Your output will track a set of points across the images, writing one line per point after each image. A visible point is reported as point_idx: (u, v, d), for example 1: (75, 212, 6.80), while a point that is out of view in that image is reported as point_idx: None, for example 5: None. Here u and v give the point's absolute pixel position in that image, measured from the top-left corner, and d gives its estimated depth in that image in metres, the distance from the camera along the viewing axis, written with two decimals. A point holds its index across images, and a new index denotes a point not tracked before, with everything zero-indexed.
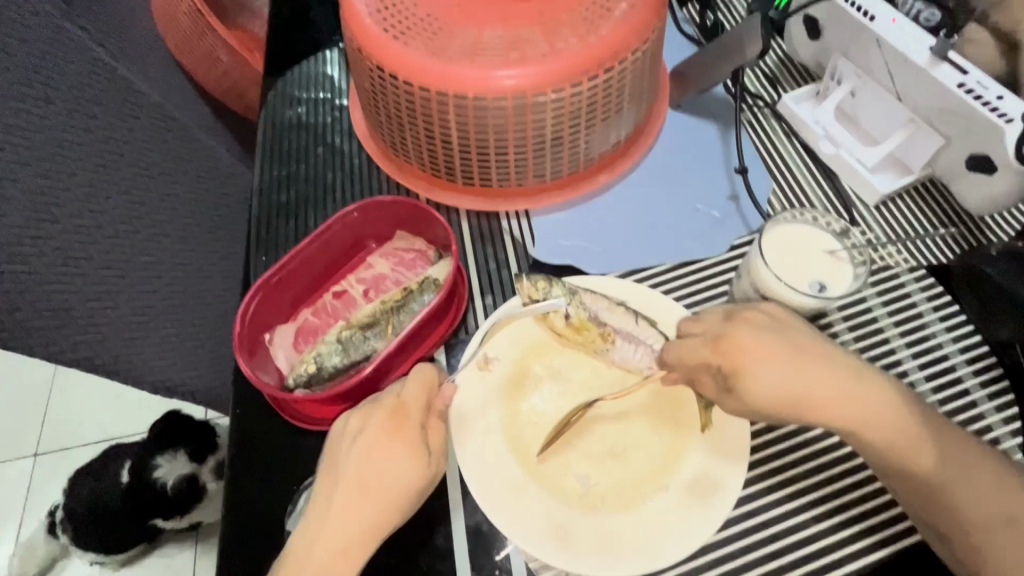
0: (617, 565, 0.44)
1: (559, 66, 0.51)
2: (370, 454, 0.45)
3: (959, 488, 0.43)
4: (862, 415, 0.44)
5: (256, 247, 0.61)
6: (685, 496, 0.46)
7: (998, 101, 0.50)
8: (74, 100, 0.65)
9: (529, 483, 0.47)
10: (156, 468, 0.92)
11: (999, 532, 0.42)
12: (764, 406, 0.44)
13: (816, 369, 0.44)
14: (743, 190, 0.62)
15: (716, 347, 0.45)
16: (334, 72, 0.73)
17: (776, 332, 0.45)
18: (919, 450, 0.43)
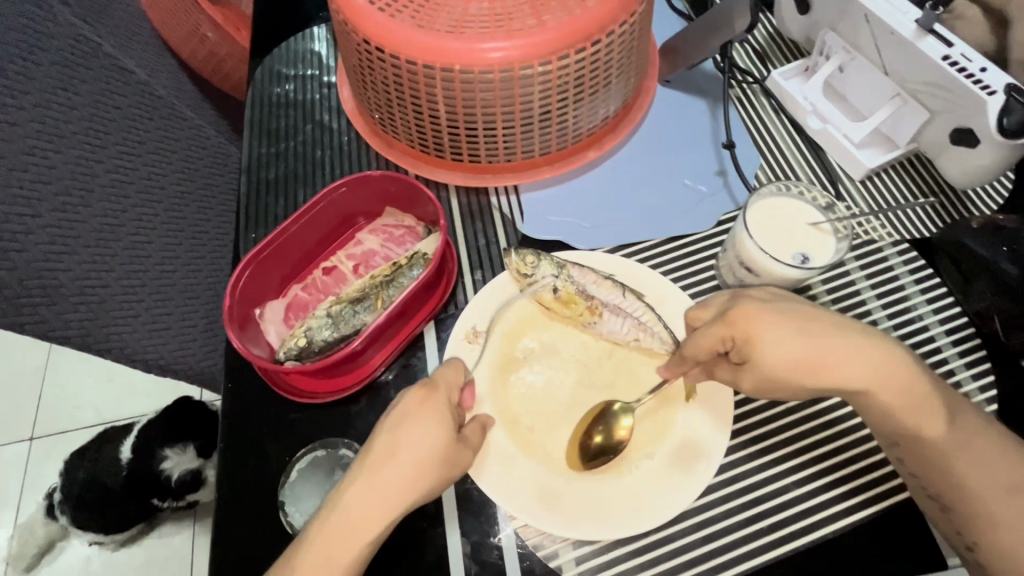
0: (610, 526, 0.46)
1: (546, 38, 0.50)
2: (397, 425, 0.43)
3: (967, 458, 0.43)
4: (880, 383, 0.44)
5: (246, 225, 0.61)
6: (675, 460, 0.48)
7: (981, 73, 0.51)
8: (58, 76, 0.64)
9: (520, 456, 0.48)
10: (163, 459, 0.93)
11: (1004, 502, 0.42)
12: (777, 377, 0.44)
13: (831, 339, 0.44)
14: (731, 165, 0.63)
15: (726, 321, 0.45)
16: (321, 48, 0.72)
17: (786, 304, 0.45)
18: (933, 421, 0.44)
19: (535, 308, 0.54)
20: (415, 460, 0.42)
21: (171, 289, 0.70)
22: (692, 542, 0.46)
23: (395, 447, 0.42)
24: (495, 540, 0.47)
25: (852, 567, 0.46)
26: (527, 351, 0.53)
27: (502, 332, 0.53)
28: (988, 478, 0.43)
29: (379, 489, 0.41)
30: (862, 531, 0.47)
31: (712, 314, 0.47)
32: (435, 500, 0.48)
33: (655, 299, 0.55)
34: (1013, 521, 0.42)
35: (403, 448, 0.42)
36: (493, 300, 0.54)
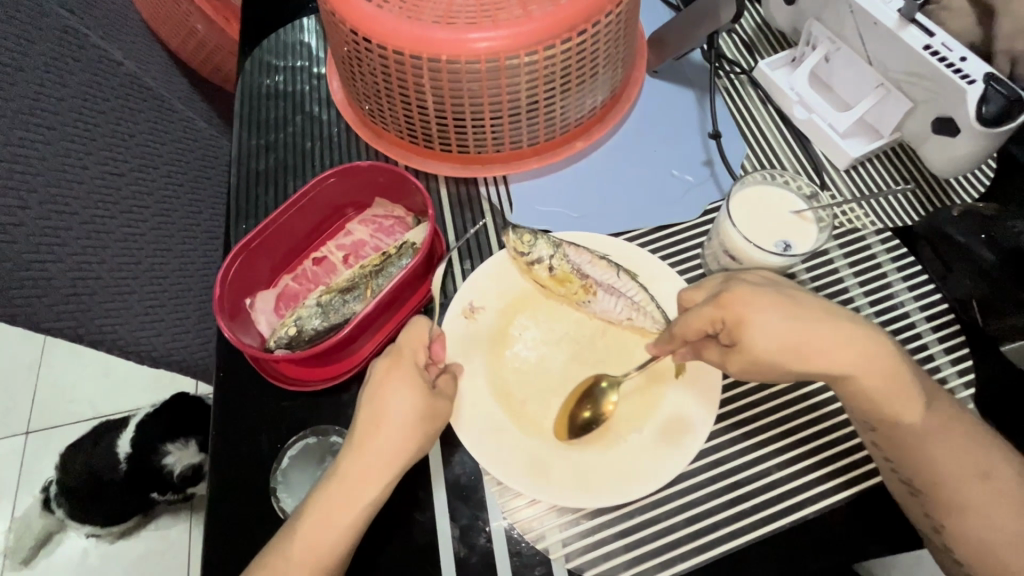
0: (596, 496, 0.46)
1: (532, 29, 0.51)
2: (374, 393, 0.45)
3: (938, 444, 0.45)
4: (863, 369, 0.44)
5: (236, 216, 0.62)
6: (663, 437, 0.49)
7: (961, 63, 0.52)
8: (46, 68, 0.64)
9: (508, 424, 0.49)
10: (167, 455, 0.94)
11: (968, 487, 0.44)
12: (764, 361, 0.45)
13: (818, 322, 0.45)
14: (717, 155, 0.63)
15: (718, 302, 0.46)
16: (311, 39, 0.72)
17: (775, 289, 0.47)
18: (909, 404, 0.45)
19: (529, 287, 0.55)
20: (396, 422, 0.44)
21: (162, 281, 0.70)
22: (676, 524, 0.47)
23: (376, 414, 0.45)
24: (483, 524, 0.48)
25: (832, 547, 0.47)
26: (519, 327, 0.54)
27: (497, 308, 0.54)
28: (955, 465, 0.44)
29: (368, 455, 0.44)
30: (843, 512, 0.48)
31: (705, 296, 0.49)
32: (425, 485, 0.49)
33: (649, 278, 0.55)
34: (975, 506, 0.44)
35: (382, 413, 0.44)
36: (489, 277, 0.55)
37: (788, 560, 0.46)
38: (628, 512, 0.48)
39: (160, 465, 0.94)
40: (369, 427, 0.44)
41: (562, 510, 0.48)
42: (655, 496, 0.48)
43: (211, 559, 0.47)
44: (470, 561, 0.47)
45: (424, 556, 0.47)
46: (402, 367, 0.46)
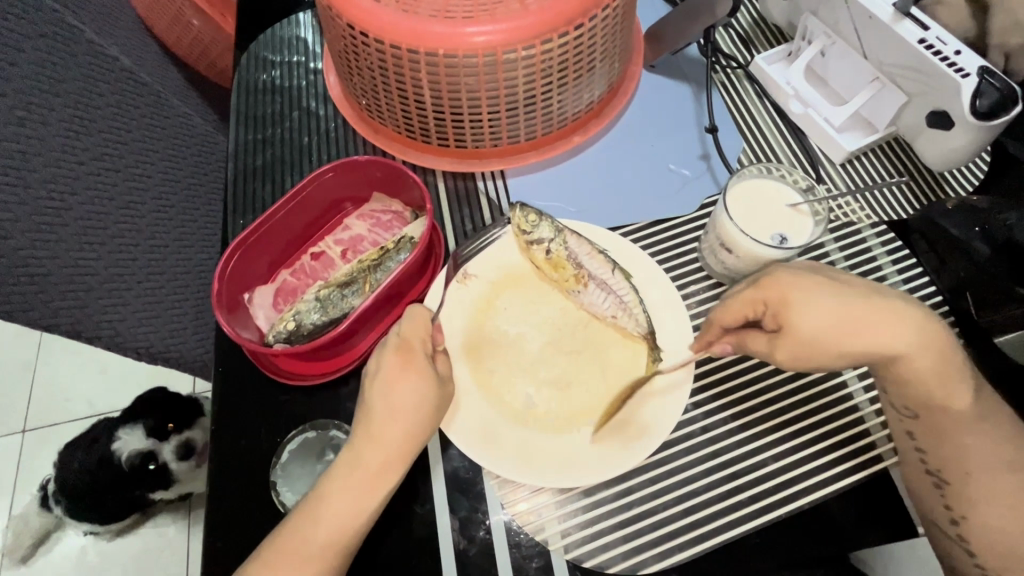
0: (530, 474, 0.48)
1: (529, 23, 0.51)
2: (390, 386, 0.46)
3: (974, 434, 0.46)
4: (915, 352, 0.45)
5: (233, 211, 0.62)
6: (639, 433, 0.49)
7: (955, 56, 0.52)
8: (40, 63, 0.63)
9: (476, 397, 0.50)
10: (115, 442, 0.94)
11: (997, 478, 0.45)
12: (814, 342, 0.45)
13: (868, 304, 0.46)
14: (714, 149, 0.64)
15: (758, 285, 0.47)
16: (307, 34, 0.72)
17: (818, 274, 0.47)
18: (952, 390, 0.45)
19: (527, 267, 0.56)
20: (414, 413, 0.45)
21: (159, 277, 0.70)
22: (674, 514, 0.48)
23: (392, 406, 0.45)
24: (483, 516, 0.48)
25: (829, 537, 0.47)
26: (505, 302, 0.55)
27: (490, 280, 0.55)
28: (987, 454, 0.45)
29: (388, 445, 0.45)
30: (839, 502, 0.48)
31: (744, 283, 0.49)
32: (424, 478, 0.49)
33: (643, 280, 0.55)
34: (997, 496, 0.45)
35: (399, 405, 0.45)
36: (494, 255, 0.56)
37: (785, 549, 0.47)
38: (626, 503, 0.48)
39: (114, 451, 0.94)
40: (387, 419, 0.45)
41: (560, 500, 0.48)
42: (653, 487, 0.49)
43: (212, 553, 0.47)
44: (470, 553, 0.47)
45: (424, 548, 0.47)
46: (415, 360, 0.46)
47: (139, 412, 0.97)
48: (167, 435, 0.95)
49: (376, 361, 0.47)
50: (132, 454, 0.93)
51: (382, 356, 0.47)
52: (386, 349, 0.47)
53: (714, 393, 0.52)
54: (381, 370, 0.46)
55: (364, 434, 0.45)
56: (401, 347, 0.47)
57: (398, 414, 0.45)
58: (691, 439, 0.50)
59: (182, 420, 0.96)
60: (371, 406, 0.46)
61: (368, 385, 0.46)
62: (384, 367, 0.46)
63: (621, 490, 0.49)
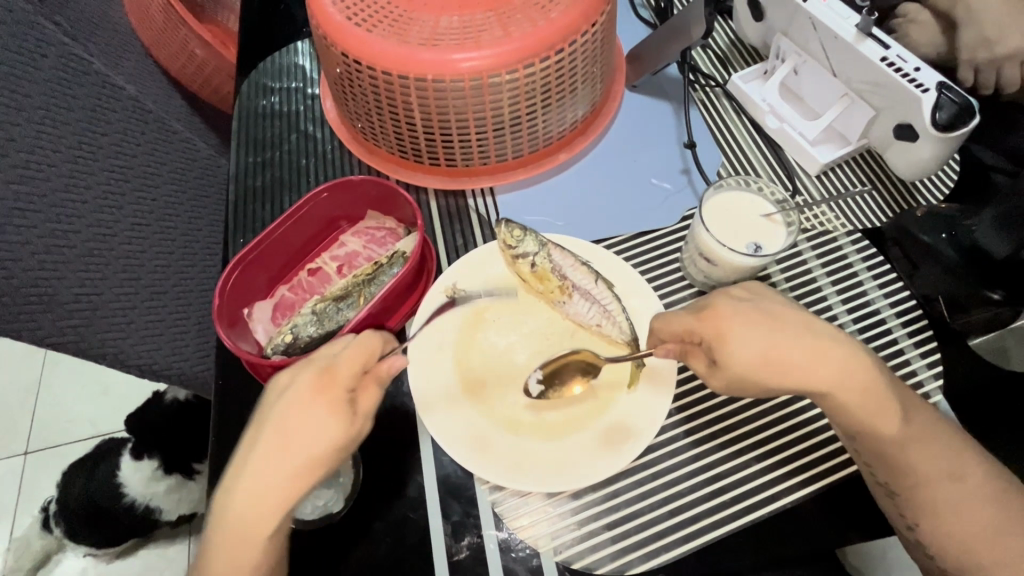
0: (525, 478, 0.49)
1: (511, 49, 0.54)
2: (291, 410, 0.43)
3: (914, 451, 0.46)
4: (838, 383, 0.46)
5: (234, 231, 0.64)
6: (609, 438, 0.50)
7: (915, 73, 0.55)
8: (51, 94, 0.67)
9: (469, 409, 0.52)
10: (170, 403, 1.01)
11: (941, 488, 0.46)
12: (742, 375, 0.46)
13: (795, 339, 0.46)
14: (693, 163, 0.66)
15: (699, 317, 0.48)
16: (305, 62, 0.76)
17: (758, 304, 0.48)
18: (885, 415, 0.46)
19: (512, 282, 0.58)
20: (305, 450, 0.42)
21: (163, 295, 0.73)
22: (661, 515, 0.49)
23: (284, 435, 0.43)
24: (475, 522, 0.49)
25: (811, 535, 0.49)
26: (493, 314, 0.57)
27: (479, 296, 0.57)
28: (929, 467, 0.46)
29: (265, 479, 0.42)
30: (818, 502, 0.50)
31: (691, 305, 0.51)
32: (418, 484, 0.51)
33: (625, 291, 0.57)
34: (946, 505, 0.46)
35: (288, 436, 0.43)
36: (475, 261, 0.59)
37: (770, 548, 0.48)
38: (613, 506, 0.50)
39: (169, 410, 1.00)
40: (275, 446, 0.43)
41: (552, 503, 0.50)
42: (639, 489, 0.50)
43: None
44: (463, 557, 0.48)
45: (418, 553, 0.48)
46: (328, 392, 0.44)
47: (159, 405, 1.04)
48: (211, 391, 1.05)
49: (292, 377, 0.46)
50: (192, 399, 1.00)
51: (302, 373, 0.45)
52: (308, 369, 0.45)
53: (695, 397, 0.54)
54: (294, 386, 0.44)
55: (247, 454, 0.43)
56: (326, 372, 0.45)
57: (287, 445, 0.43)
58: (675, 442, 0.52)
59: None
60: (264, 425, 0.44)
61: (271, 401, 0.45)
62: (296, 387, 0.44)
63: (608, 493, 0.50)
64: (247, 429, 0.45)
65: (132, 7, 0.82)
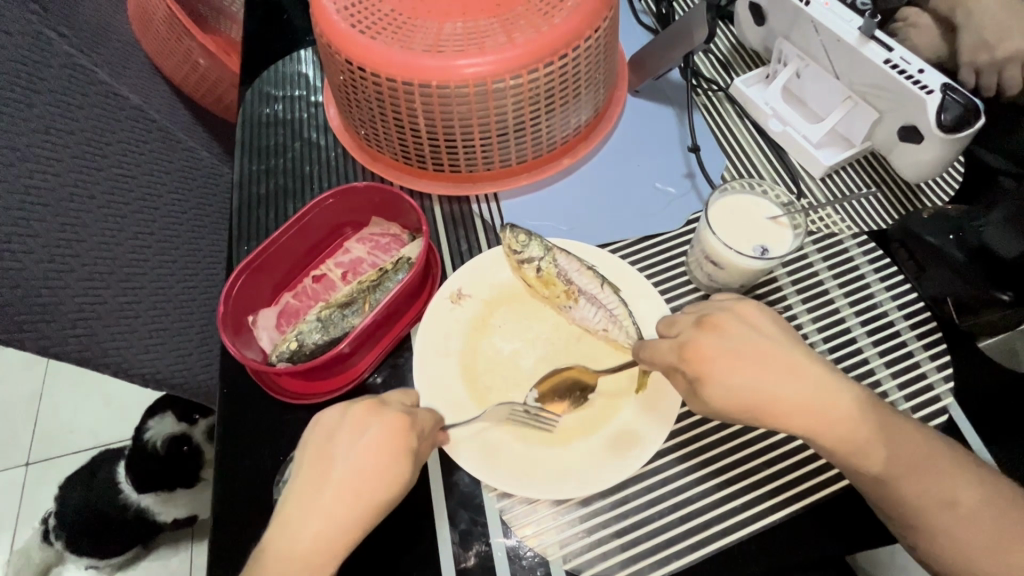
0: (530, 489, 0.48)
1: (516, 55, 0.54)
2: (372, 454, 0.44)
3: (905, 478, 0.46)
4: (818, 429, 0.46)
5: (238, 238, 0.64)
6: (613, 445, 0.50)
7: (920, 75, 0.55)
8: (56, 104, 0.67)
9: (477, 410, 0.52)
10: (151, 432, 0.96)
11: (937, 512, 0.45)
12: (719, 412, 0.46)
13: (775, 382, 0.46)
14: (697, 167, 0.66)
15: (682, 353, 0.47)
16: (308, 70, 0.76)
17: (744, 343, 0.47)
18: (868, 445, 0.46)
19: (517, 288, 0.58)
20: (379, 496, 0.44)
21: (166, 304, 0.72)
22: (670, 523, 0.48)
23: (361, 479, 0.44)
24: (483, 530, 0.49)
25: (824, 540, 0.48)
26: (499, 320, 0.56)
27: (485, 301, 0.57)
28: (922, 494, 0.45)
29: (337, 522, 0.43)
30: (831, 507, 0.49)
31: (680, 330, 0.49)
32: (425, 491, 0.50)
33: (631, 295, 0.57)
34: (945, 527, 0.45)
35: (367, 481, 0.44)
36: (479, 267, 0.58)
37: (782, 554, 0.48)
38: (622, 513, 0.49)
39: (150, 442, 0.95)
40: (352, 489, 0.44)
41: (561, 510, 0.49)
42: (649, 496, 0.50)
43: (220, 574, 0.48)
44: (470, 566, 0.48)
45: (426, 561, 0.48)
46: (407, 441, 0.45)
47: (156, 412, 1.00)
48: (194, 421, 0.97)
49: (367, 417, 0.46)
50: (168, 439, 0.95)
51: (380, 416, 0.46)
52: (382, 418, 0.45)
53: None
54: (367, 432, 0.45)
55: (318, 490, 0.44)
56: (406, 421, 0.46)
57: (364, 489, 0.44)
58: (684, 448, 0.52)
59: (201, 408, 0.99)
60: (340, 463, 0.44)
61: (344, 438, 0.45)
62: (377, 431, 0.45)
63: (618, 499, 0.49)
64: (310, 457, 0.46)
65: (136, 19, 0.83)
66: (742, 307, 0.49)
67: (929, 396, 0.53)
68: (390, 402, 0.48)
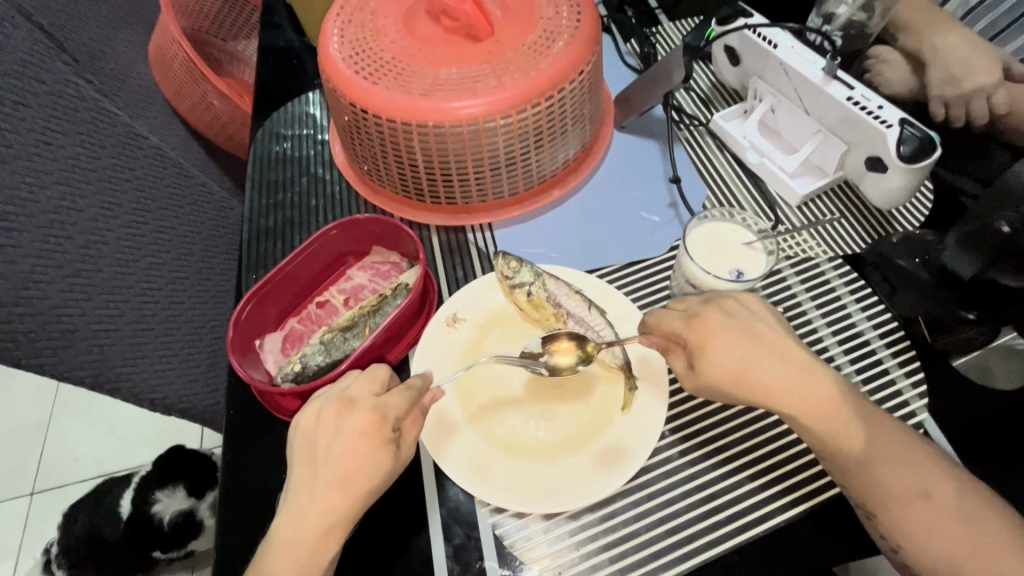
0: (519, 499, 0.50)
1: (506, 97, 0.59)
2: (348, 453, 0.47)
3: (884, 469, 0.48)
4: (806, 408, 0.49)
5: (247, 267, 0.68)
6: (603, 457, 0.52)
7: (880, 111, 0.60)
8: (81, 144, 0.72)
9: (470, 434, 0.54)
10: (156, 503, 0.99)
11: (916, 508, 0.47)
12: (715, 384, 0.49)
13: (768, 359, 0.49)
14: (679, 197, 0.70)
15: (690, 323, 0.50)
16: (316, 111, 0.81)
17: (745, 322, 0.51)
18: (849, 433, 0.49)
19: (510, 310, 0.61)
20: (365, 485, 0.47)
21: (177, 331, 0.76)
22: (656, 536, 0.50)
23: (345, 473, 0.46)
24: (476, 545, 0.51)
25: (806, 554, 0.49)
26: (492, 342, 0.59)
27: (478, 324, 0.60)
28: (901, 488, 0.47)
29: (331, 512, 0.46)
30: (812, 521, 0.51)
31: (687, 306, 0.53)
32: (420, 508, 0.52)
33: (617, 317, 0.60)
34: (922, 525, 0.47)
35: (353, 473, 0.46)
36: (473, 293, 0.62)
37: (767, 568, 0.49)
38: (610, 526, 0.51)
39: (154, 513, 0.98)
40: (337, 483, 0.46)
41: (551, 524, 0.51)
42: (635, 510, 0.51)
43: None
44: None
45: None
46: (379, 434, 0.47)
47: (165, 472, 1.03)
48: (202, 494, 1.00)
49: (339, 417, 0.48)
50: (175, 513, 0.98)
51: (351, 415, 0.48)
52: (359, 413, 0.47)
53: (688, 419, 0.56)
54: (342, 430, 0.47)
55: (305, 489, 0.47)
56: (375, 415, 0.47)
57: (348, 484, 0.46)
58: (669, 463, 0.54)
59: (207, 475, 1.02)
60: (324, 461, 0.47)
61: (326, 439, 0.47)
62: (349, 430, 0.47)
63: (605, 514, 0.51)
64: (299, 460, 0.48)
65: (157, 65, 0.89)
66: (749, 297, 0.53)
67: (905, 411, 0.56)
68: (360, 397, 0.49)
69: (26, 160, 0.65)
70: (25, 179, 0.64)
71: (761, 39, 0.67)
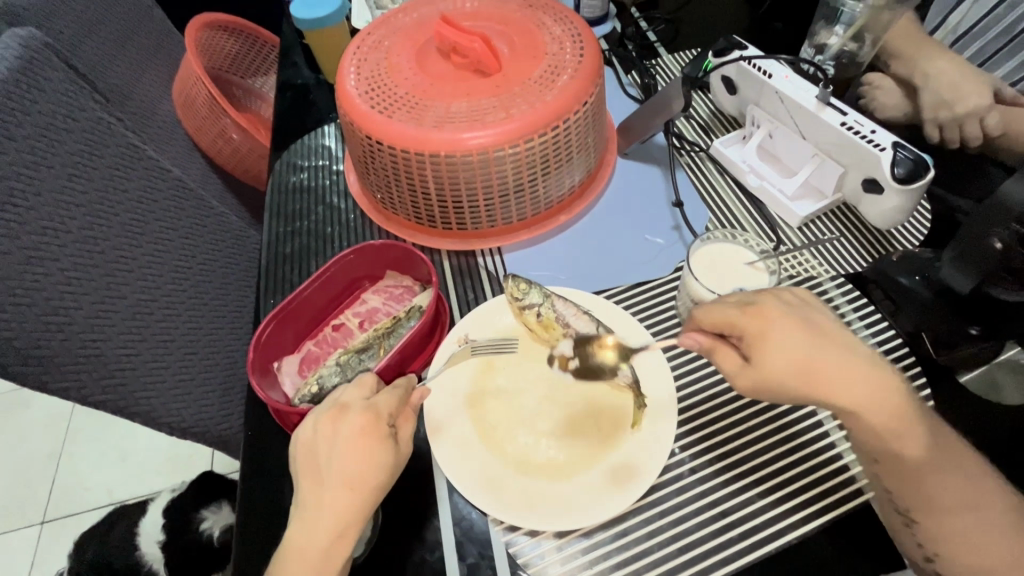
0: (538, 516, 0.51)
1: (513, 128, 0.62)
2: (347, 453, 0.48)
3: (933, 476, 0.48)
4: (868, 404, 0.49)
5: (265, 292, 0.71)
6: (623, 473, 0.53)
7: (873, 135, 0.62)
8: (110, 178, 0.76)
9: (483, 452, 0.55)
10: (201, 521, 1.00)
11: (960, 517, 0.48)
12: (776, 376, 0.49)
13: (834, 353, 0.50)
14: (683, 220, 0.72)
15: (746, 313, 0.50)
16: (331, 143, 0.85)
17: (802, 313, 0.52)
18: (909, 437, 0.49)
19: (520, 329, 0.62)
20: (371, 482, 0.48)
21: (194, 356, 0.78)
22: (668, 554, 0.50)
23: (350, 473, 0.48)
24: (490, 563, 0.51)
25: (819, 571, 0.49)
26: (503, 360, 0.61)
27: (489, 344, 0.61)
28: (948, 495, 0.48)
29: (342, 514, 0.47)
30: (824, 538, 0.51)
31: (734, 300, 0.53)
32: (433, 526, 0.53)
33: (625, 336, 0.61)
34: (960, 536, 0.48)
35: (356, 472, 0.48)
36: (483, 314, 0.64)
37: None
38: (623, 545, 0.51)
39: (199, 531, 0.99)
40: (344, 484, 0.48)
41: (562, 544, 0.51)
42: (647, 528, 0.52)
43: None
44: None
45: None
46: (378, 430, 0.49)
47: (202, 494, 1.04)
48: None
49: (334, 423, 0.50)
50: (222, 528, 0.99)
51: (345, 419, 0.50)
52: (357, 412, 0.50)
53: (696, 437, 0.57)
54: (341, 433, 0.49)
55: (314, 496, 0.48)
56: (369, 414, 0.50)
57: (355, 483, 0.48)
58: (680, 481, 0.54)
59: None
60: (328, 465, 0.48)
61: (328, 446, 0.49)
62: (346, 432, 0.49)
63: (618, 532, 0.52)
64: (303, 470, 0.49)
65: (180, 102, 0.94)
66: (795, 295, 0.54)
67: None
68: (350, 401, 0.51)
69: (59, 193, 0.68)
70: (59, 211, 0.67)
71: (757, 69, 0.70)
